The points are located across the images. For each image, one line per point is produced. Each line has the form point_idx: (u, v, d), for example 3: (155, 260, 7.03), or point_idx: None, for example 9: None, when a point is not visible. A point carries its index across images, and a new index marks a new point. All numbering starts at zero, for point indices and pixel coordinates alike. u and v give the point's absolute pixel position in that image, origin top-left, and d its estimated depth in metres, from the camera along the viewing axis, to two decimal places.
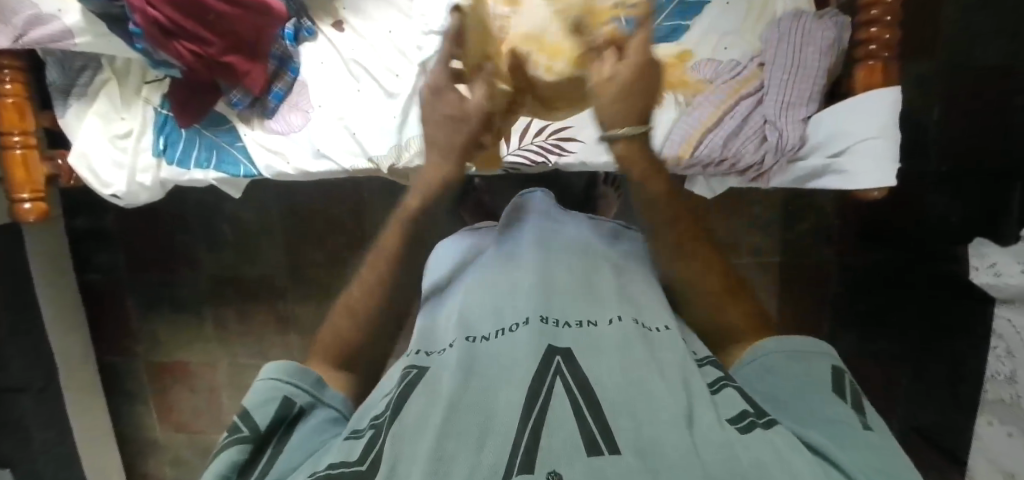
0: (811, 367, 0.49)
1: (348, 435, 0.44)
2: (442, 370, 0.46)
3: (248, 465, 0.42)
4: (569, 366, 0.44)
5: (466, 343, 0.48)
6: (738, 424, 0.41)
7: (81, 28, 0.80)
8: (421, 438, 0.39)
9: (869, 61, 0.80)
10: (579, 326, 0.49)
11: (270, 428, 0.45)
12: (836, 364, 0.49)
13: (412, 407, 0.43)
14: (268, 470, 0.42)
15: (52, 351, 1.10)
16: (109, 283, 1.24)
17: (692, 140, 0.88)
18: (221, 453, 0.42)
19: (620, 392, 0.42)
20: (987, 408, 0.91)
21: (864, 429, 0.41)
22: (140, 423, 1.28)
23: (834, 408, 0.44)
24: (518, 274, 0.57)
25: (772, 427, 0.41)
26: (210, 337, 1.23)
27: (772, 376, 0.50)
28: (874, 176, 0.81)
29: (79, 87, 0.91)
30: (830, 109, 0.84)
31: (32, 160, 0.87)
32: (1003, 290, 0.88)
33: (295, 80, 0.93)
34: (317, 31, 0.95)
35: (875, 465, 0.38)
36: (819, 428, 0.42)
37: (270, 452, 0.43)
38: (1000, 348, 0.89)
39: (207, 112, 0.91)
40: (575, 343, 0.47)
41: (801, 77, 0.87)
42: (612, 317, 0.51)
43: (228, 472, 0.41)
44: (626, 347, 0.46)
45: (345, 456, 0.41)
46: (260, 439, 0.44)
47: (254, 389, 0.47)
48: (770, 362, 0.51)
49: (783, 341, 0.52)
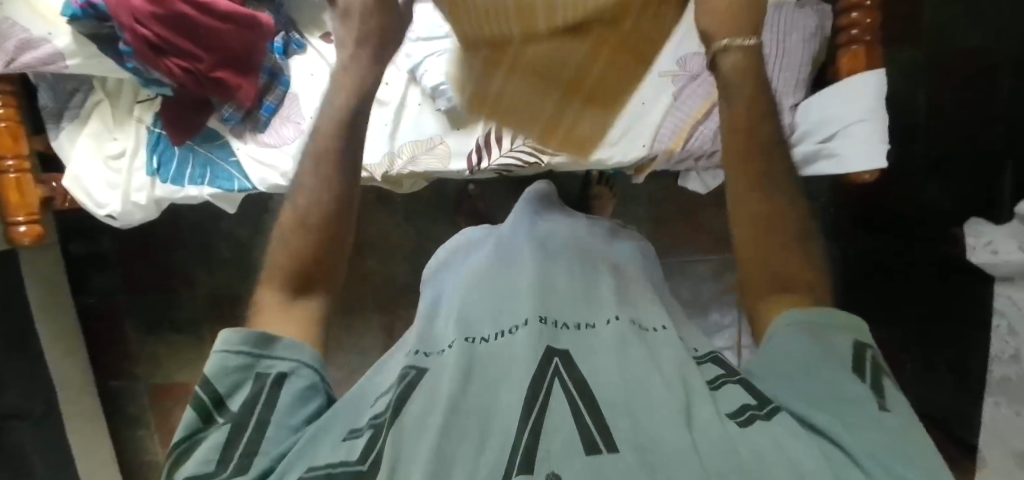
0: (829, 339, 0.44)
1: (345, 436, 0.42)
2: (441, 371, 0.46)
3: (231, 444, 0.40)
4: (567, 367, 0.43)
5: (465, 345, 0.48)
6: (738, 418, 0.40)
7: (72, 49, 0.81)
8: (421, 441, 0.38)
9: (851, 46, 0.82)
10: (576, 329, 0.50)
11: (248, 405, 0.42)
12: (859, 340, 0.44)
13: (413, 409, 0.42)
14: (255, 451, 0.40)
15: (51, 377, 1.09)
16: (107, 306, 1.24)
17: (682, 134, 0.90)
18: (203, 433, 0.40)
19: (618, 392, 0.41)
20: (992, 387, 0.90)
21: (880, 410, 0.40)
22: (141, 448, 1.27)
23: (850, 386, 0.41)
24: (516, 276, 0.56)
25: (773, 417, 0.40)
26: (210, 357, 1.22)
27: (788, 351, 0.44)
28: (865, 159, 0.81)
29: (71, 109, 0.91)
30: (817, 95, 0.86)
31: (26, 184, 0.87)
32: (1002, 268, 0.88)
33: (285, 93, 0.92)
34: (306, 44, 0.95)
35: (885, 443, 0.38)
36: (828, 412, 0.41)
37: (252, 427, 0.41)
38: (1002, 326, 0.89)
39: (199, 129, 0.91)
40: (571, 345, 0.47)
41: (787, 64, 0.89)
42: (609, 317, 0.51)
43: (212, 455, 0.39)
44: (622, 346, 0.46)
45: (345, 455, 0.40)
46: (241, 418, 0.41)
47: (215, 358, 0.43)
48: (794, 334, 0.44)
49: (803, 314, 0.45)
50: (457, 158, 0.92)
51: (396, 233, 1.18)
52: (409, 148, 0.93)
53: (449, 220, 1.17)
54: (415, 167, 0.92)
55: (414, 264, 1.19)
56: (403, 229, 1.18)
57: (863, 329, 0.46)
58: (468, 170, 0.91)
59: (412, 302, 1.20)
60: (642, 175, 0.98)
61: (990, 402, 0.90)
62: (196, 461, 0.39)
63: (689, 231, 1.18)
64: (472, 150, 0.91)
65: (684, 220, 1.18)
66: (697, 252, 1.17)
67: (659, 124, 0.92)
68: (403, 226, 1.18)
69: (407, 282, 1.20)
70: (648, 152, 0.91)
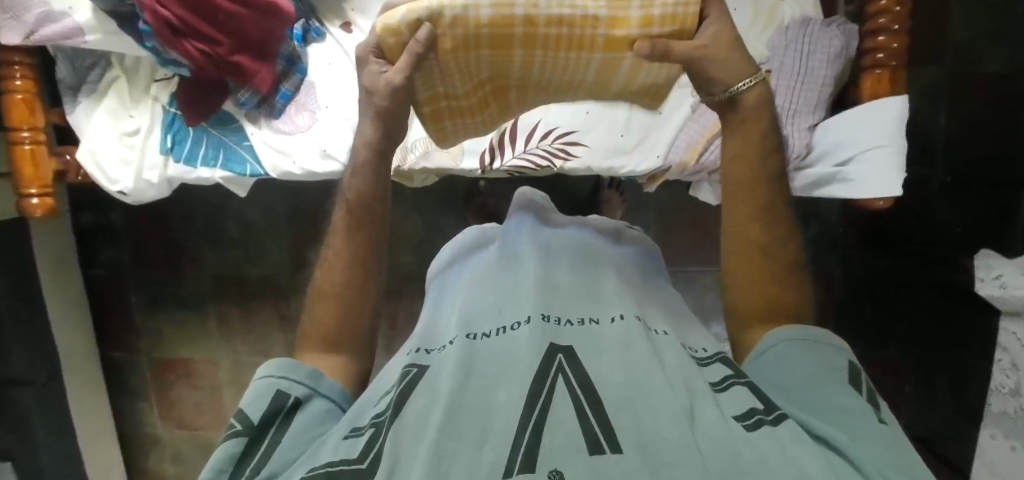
0: (826, 356, 0.46)
1: (347, 434, 0.43)
2: (442, 368, 0.46)
3: (244, 457, 0.43)
4: (571, 364, 0.43)
5: (466, 340, 0.48)
6: (745, 421, 0.40)
7: (92, 25, 0.81)
8: (421, 440, 0.38)
9: (875, 70, 0.80)
10: (580, 324, 0.49)
11: (265, 421, 0.45)
12: (853, 360, 0.46)
13: (413, 407, 0.42)
14: (263, 464, 0.42)
15: (55, 345, 1.10)
16: (114, 279, 1.25)
17: (696, 148, 0.89)
18: (219, 445, 0.43)
19: (621, 392, 0.41)
20: (989, 421, 0.92)
21: (877, 423, 0.40)
22: (142, 421, 1.29)
23: (847, 401, 0.42)
24: (522, 271, 0.56)
25: (781, 425, 0.39)
26: (213, 334, 1.23)
27: (781, 364, 0.46)
28: (874, 184, 0.81)
29: (88, 83, 0.91)
30: (836, 118, 0.85)
31: (41, 156, 0.88)
32: (1009, 302, 0.89)
33: (302, 80, 0.92)
34: (325, 32, 0.94)
35: (883, 458, 0.37)
36: (830, 423, 0.40)
37: (265, 443, 0.44)
38: (1004, 361, 0.90)
39: (215, 112, 0.91)
40: (576, 340, 0.46)
41: (809, 84, 0.87)
42: (614, 314, 0.50)
43: (224, 467, 0.42)
44: (628, 345, 0.46)
45: (346, 453, 0.40)
46: (255, 432, 0.44)
47: (253, 385, 0.47)
48: (782, 349, 0.47)
49: (796, 329, 0.48)
50: (470, 156, 0.93)
51: (404, 224, 1.20)
52: (422, 144, 0.94)
53: (456, 214, 1.18)
54: (427, 162, 0.93)
55: (419, 255, 1.21)
56: (412, 219, 1.20)
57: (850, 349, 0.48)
58: (479, 169, 0.93)
59: (415, 294, 1.21)
60: (653, 185, 0.97)
61: (987, 435, 0.92)
62: (211, 470, 0.42)
63: (698, 240, 1.17)
64: (485, 150, 0.93)
65: (692, 230, 1.17)
66: (704, 262, 1.18)
67: (673, 137, 0.91)
68: (411, 216, 1.19)
69: (412, 272, 1.21)
70: (661, 163, 0.90)
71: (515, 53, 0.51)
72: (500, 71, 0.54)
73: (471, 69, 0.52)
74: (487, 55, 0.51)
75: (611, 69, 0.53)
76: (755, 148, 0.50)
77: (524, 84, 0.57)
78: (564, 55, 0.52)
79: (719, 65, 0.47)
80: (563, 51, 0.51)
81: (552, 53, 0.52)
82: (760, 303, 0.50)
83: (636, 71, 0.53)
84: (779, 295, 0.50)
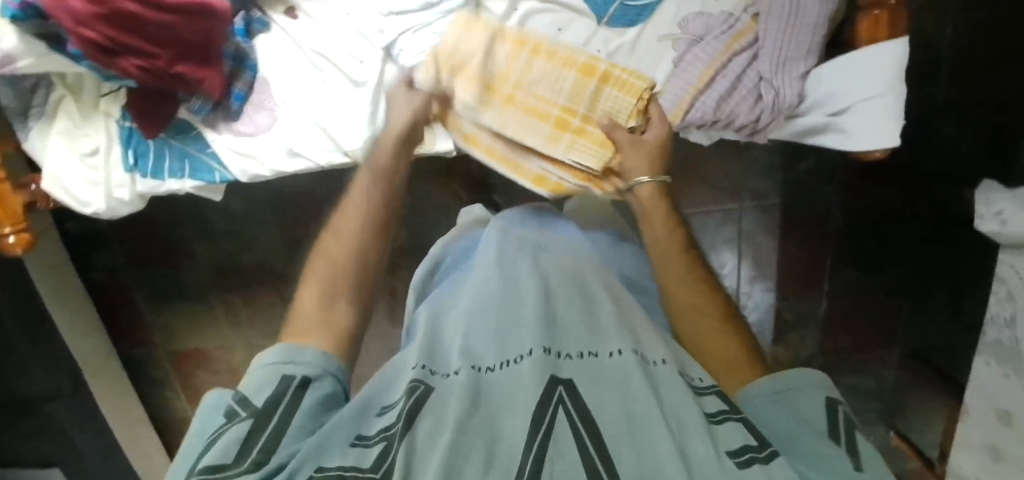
0: (803, 401, 0.47)
1: (355, 441, 0.42)
2: (450, 389, 0.45)
3: (251, 436, 0.42)
4: (571, 396, 0.42)
5: (472, 372, 0.46)
6: (738, 458, 0.38)
7: (20, 51, 0.73)
8: (433, 455, 0.38)
9: (873, 10, 0.72)
10: (580, 359, 0.47)
11: (271, 404, 0.45)
12: (830, 396, 0.48)
13: (425, 425, 0.41)
14: (270, 447, 0.41)
15: (74, 355, 1.14)
16: (115, 281, 1.26)
17: (682, 106, 0.86)
18: (223, 432, 0.42)
19: (622, 426, 0.40)
20: (983, 348, 0.92)
21: (854, 468, 0.40)
22: (173, 407, 1.36)
23: (824, 448, 0.42)
24: (522, 301, 0.55)
25: (773, 463, 0.38)
26: (221, 322, 1.27)
27: (765, 408, 0.48)
28: (868, 137, 0.76)
29: (35, 107, 0.87)
30: (830, 64, 0.78)
31: (5, 193, 0.85)
32: (1005, 237, 0.85)
33: (255, 79, 0.88)
34: (269, 22, 0.89)
35: None
36: (813, 467, 0.40)
37: (272, 426, 0.43)
38: (1001, 292, 0.89)
39: (171, 121, 0.87)
40: (577, 374, 0.45)
41: (796, 28, 0.78)
42: (615, 349, 0.48)
43: (234, 443, 0.41)
44: (626, 382, 0.44)
45: (357, 461, 0.39)
46: (263, 415, 0.44)
47: (261, 366, 0.48)
48: (761, 399, 0.48)
49: (775, 379, 0.50)
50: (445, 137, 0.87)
51: None
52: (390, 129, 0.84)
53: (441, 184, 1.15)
54: None
55: None
56: None
57: (829, 387, 0.50)
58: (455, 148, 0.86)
59: None
60: None
61: (980, 362, 0.92)
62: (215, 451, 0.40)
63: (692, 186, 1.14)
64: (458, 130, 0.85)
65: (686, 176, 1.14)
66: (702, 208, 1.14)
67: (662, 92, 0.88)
68: None
69: None
70: None
71: (509, 77, 0.76)
72: (502, 74, 0.76)
73: (469, 95, 0.76)
74: (507, 51, 0.77)
75: (562, 122, 0.76)
76: (660, 217, 0.70)
77: (513, 122, 0.78)
78: (548, 85, 0.76)
79: (634, 159, 0.72)
80: (550, 73, 0.76)
81: (540, 77, 0.76)
82: (724, 361, 0.55)
83: (579, 138, 0.76)
84: (730, 350, 0.55)
